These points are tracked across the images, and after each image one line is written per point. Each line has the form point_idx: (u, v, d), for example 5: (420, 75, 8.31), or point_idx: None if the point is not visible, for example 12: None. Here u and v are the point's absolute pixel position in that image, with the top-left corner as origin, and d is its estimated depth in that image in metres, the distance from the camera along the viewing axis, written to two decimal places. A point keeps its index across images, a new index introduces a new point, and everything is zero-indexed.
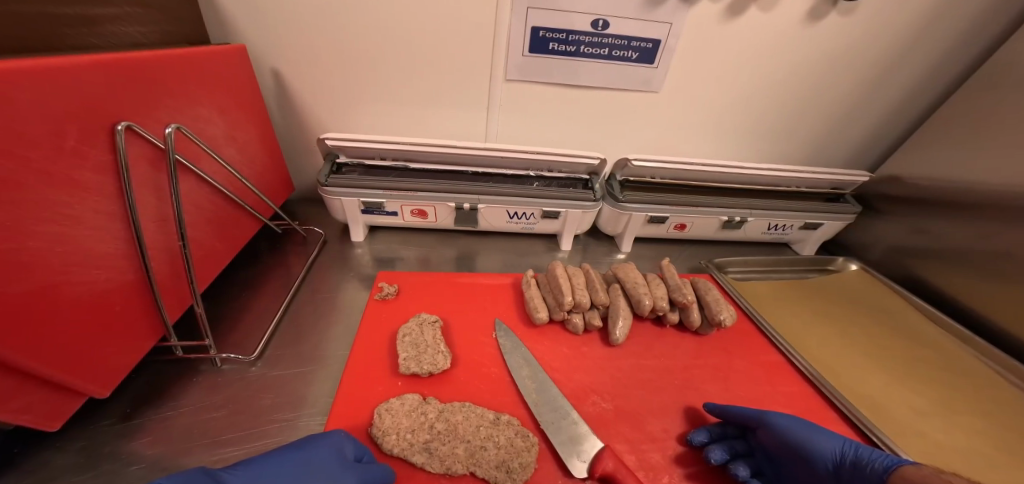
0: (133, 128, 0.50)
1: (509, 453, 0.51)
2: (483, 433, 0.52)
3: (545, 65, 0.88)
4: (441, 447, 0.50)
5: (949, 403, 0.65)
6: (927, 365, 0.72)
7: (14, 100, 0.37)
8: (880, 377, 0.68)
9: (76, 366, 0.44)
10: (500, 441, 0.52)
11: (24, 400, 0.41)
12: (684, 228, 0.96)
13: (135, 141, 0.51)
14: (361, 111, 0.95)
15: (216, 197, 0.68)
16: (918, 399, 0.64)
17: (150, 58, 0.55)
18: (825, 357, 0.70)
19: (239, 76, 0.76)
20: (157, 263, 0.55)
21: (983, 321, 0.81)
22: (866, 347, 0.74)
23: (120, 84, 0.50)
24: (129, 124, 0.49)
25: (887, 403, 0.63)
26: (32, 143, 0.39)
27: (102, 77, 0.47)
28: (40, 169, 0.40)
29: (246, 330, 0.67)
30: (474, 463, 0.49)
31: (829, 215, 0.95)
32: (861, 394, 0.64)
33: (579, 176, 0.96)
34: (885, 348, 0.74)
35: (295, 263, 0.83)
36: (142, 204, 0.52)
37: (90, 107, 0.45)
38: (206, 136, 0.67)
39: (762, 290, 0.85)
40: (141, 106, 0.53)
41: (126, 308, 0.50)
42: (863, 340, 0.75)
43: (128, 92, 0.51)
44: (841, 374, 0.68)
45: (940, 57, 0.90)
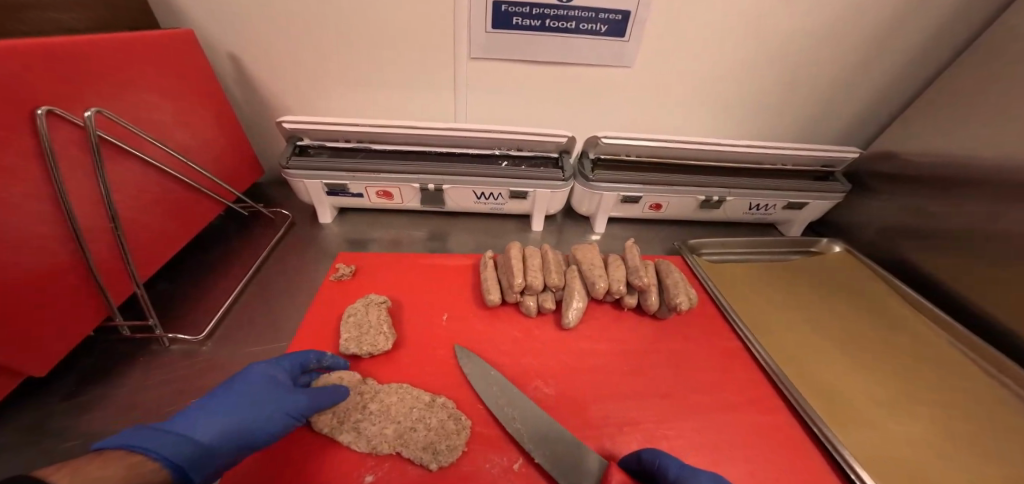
0: (55, 112, 0.50)
1: (439, 435, 0.51)
2: (415, 415, 0.52)
3: (509, 40, 0.84)
4: (371, 426, 0.51)
5: (910, 393, 0.61)
6: (896, 353, 0.67)
7: None
8: (838, 363, 0.64)
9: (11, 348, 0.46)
10: (431, 422, 0.52)
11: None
12: (660, 208, 0.93)
13: (63, 126, 0.52)
14: (326, 92, 0.93)
15: (164, 181, 0.69)
16: (876, 388, 0.61)
17: (71, 41, 0.54)
18: (785, 341, 0.67)
19: (189, 59, 0.75)
20: (96, 247, 0.56)
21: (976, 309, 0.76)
22: (832, 331, 0.70)
23: (35, 69, 0.49)
24: (49, 109, 0.49)
25: (841, 391, 0.60)
26: None
27: (14, 63, 0.47)
28: None
29: (200, 311, 0.67)
30: (404, 444, 0.49)
31: (816, 194, 0.89)
32: (814, 380, 0.61)
33: (549, 155, 0.92)
34: (853, 333, 0.70)
35: (259, 244, 0.83)
36: (73, 189, 0.53)
37: (5, 94, 0.46)
38: (153, 120, 0.67)
39: (734, 272, 0.81)
40: (65, 91, 0.53)
41: (61, 291, 0.51)
42: (828, 323, 0.71)
43: (49, 75, 0.51)
44: (798, 359, 0.64)
45: (949, 19, 0.80)
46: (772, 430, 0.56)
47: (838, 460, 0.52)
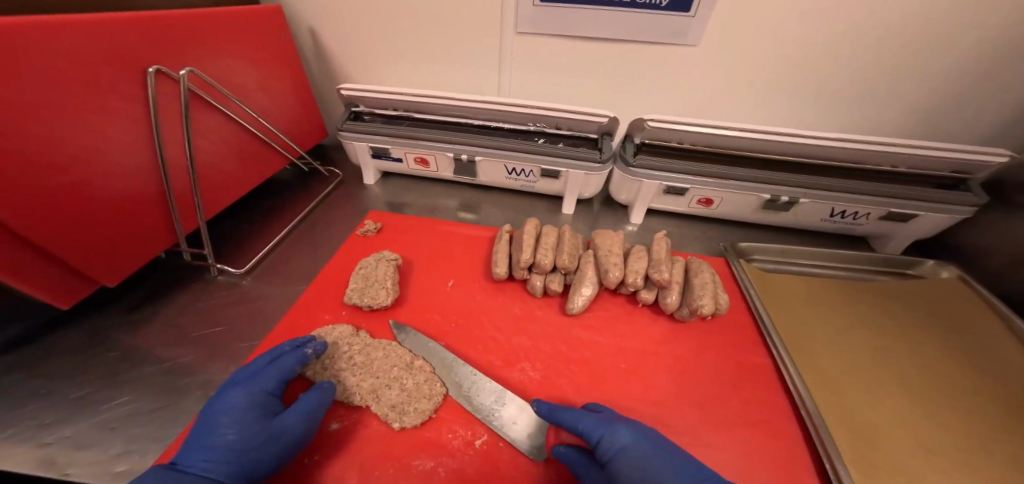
0: (162, 71, 0.61)
1: (409, 397, 0.53)
2: (393, 374, 0.55)
3: (558, 12, 0.79)
4: (351, 376, 0.55)
5: (984, 460, 0.48)
6: (984, 411, 0.53)
7: (53, 40, 0.49)
8: (895, 404, 0.53)
9: (98, 260, 0.57)
10: (406, 384, 0.54)
11: (53, 282, 0.54)
12: (710, 204, 0.81)
13: (166, 82, 0.63)
14: (383, 65, 0.99)
15: (243, 136, 0.80)
16: (936, 443, 0.49)
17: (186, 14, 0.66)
18: (829, 365, 0.57)
19: (275, 32, 0.85)
20: (178, 184, 0.67)
21: None
22: (897, 367, 0.57)
23: (153, 34, 0.61)
24: (157, 68, 0.60)
25: (884, 435, 0.50)
26: (68, 75, 0.51)
27: (136, 29, 0.58)
28: (75, 96, 0.52)
29: (250, 247, 0.77)
30: (377, 399, 0.53)
31: (928, 206, 0.70)
32: (853, 415, 0.51)
33: (589, 136, 0.87)
34: (928, 377, 0.57)
35: (310, 198, 0.92)
36: (168, 135, 0.64)
37: (127, 53, 0.57)
38: (238, 83, 0.78)
39: (791, 285, 0.68)
40: (173, 53, 0.64)
41: (143, 217, 0.63)
42: (895, 358, 0.59)
43: (160, 38, 0.62)
44: (841, 388, 0.54)
45: None
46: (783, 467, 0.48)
47: None
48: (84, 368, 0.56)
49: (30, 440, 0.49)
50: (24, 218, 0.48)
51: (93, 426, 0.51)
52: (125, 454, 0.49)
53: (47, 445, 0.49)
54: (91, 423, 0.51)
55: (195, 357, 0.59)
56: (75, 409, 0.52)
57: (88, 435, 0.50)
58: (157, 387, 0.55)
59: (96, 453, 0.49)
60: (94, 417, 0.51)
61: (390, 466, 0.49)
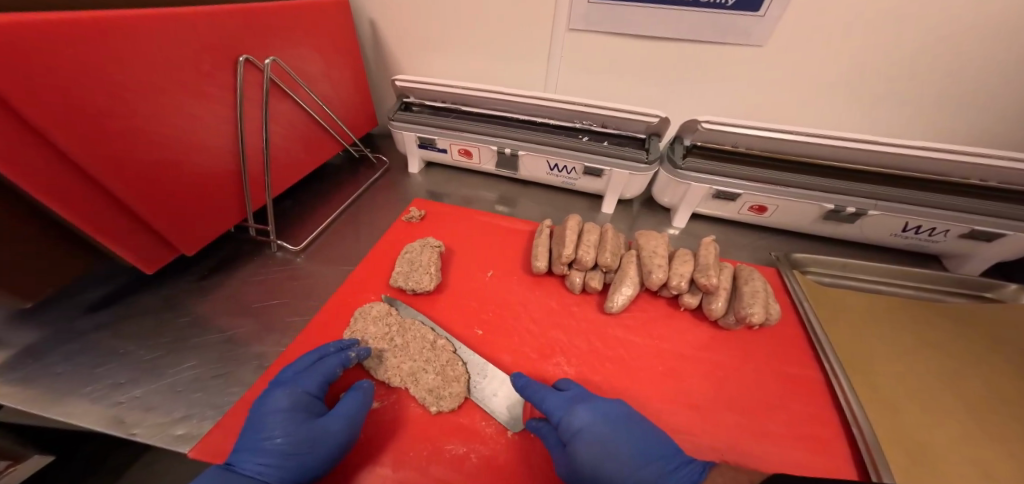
0: (250, 61, 0.68)
1: (444, 381, 0.55)
2: (428, 357, 0.58)
3: (613, 10, 0.78)
4: (391, 358, 0.58)
5: None
6: None
7: (167, 30, 0.55)
8: (967, 435, 0.48)
9: (180, 228, 0.64)
10: (439, 368, 0.56)
11: (144, 246, 0.61)
12: (763, 211, 0.78)
13: (252, 71, 0.70)
14: (435, 58, 1.02)
15: (307, 121, 0.86)
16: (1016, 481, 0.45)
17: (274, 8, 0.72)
18: (890, 384, 0.53)
19: (342, 26, 0.90)
20: (250, 163, 0.74)
21: None
22: (971, 395, 0.52)
23: (246, 26, 0.67)
24: (247, 57, 0.67)
25: (956, 466, 0.45)
26: (176, 62, 0.58)
27: (232, 21, 0.65)
28: (180, 80, 0.59)
29: (304, 227, 0.82)
30: (415, 382, 0.56)
31: (1017, 225, 0.63)
32: (916, 438, 0.47)
33: (636, 134, 0.85)
34: (1007, 409, 0.51)
35: (358, 183, 0.97)
36: (248, 116, 0.71)
37: (223, 43, 0.64)
38: (306, 73, 0.83)
39: (849, 299, 0.64)
40: (259, 44, 0.70)
41: (222, 192, 0.70)
42: (968, 384, 0.54)
43: (251, 31, 0.68)
44: (904, 409, 0.50)
45: None
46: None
47: None
48: (155, 333, 0.62)
49: (106, 398, 0.54)
50: (123, 185, 0.54)
51: (160, 389, 0.55)
52: (187, 417, 0.53)
53: (120, 403, 0.53)
54: (158, 386, 0.56)
55: (251, 329, 0.64)
56: (147, 370, 0.57)
57: (155, 397, 0.54)
58: (217, 356, 0.60)
59: (161, 414, 0.53)
60: (161, 382, 0.56)
61: (427, 447, 0.51)
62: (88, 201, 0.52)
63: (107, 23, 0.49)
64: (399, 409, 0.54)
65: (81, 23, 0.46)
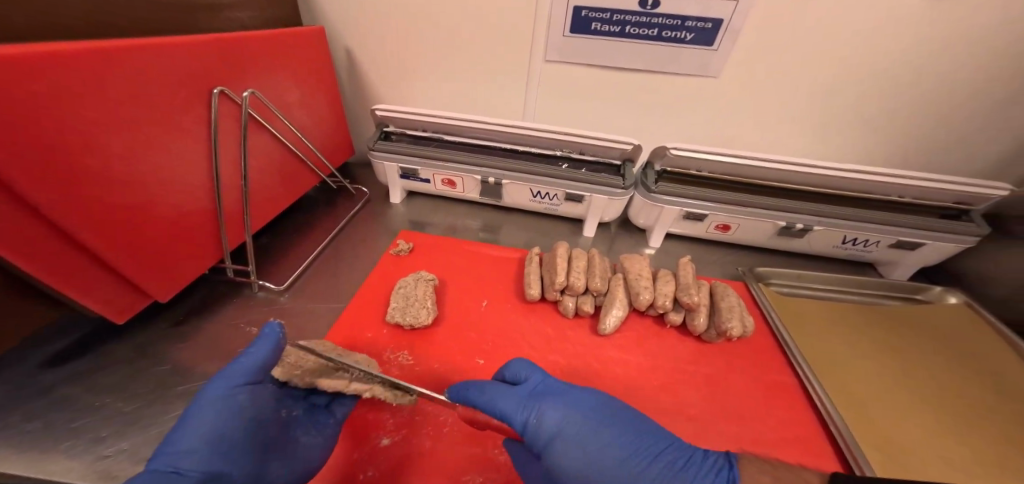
0: (225, 92, 0.66)
1: (372, 398, 0.57)
2: (336, 386, 0.57)
3: (586, 45, 0.85)
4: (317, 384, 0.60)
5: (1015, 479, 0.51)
6: (1007, 431, 0.56)
7: (143, 62, 0.53)
8: (922, 425, 0.56)
9: (154, 273, 0.60)
10: (354, 391, 0.57)
11: (114, 293, 0.57)
12: (727, 229, 0.86)
13: (227, 103, 0.68)
14: (413, 88, 1.04)
15: (284, 153, 0.84)
16: (969, 462, 0.52)
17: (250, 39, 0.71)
18: (852, 385, 0.60)
19: (318, 55, 0.89)
20: (227, 198, 0.71)
21: None
22: (918, 387, 0.61)
23: (221, 57, 0.66)
24: (222, 89, 0.65)
25: (919, 455, 0.52)
26: (151, 97, 0.55)
27: (208, 53, 0.63)
28: (155, 116, 0.56)
29: (285, 264, 0.79)
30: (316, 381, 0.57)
31: (932, 235, 0.75)
32: (883, 433, 0.54)
33: (612, 161, 0.91)
34: (949, 398, 0.60)
35: (339, 215, 0.96)
36: (224, 151, 0.69)
37: (199, 75, 0.62)
38: (282, 103, 0.81)
39: (807, 309, 0.72)
40: (235, 74, 0.69)
41: (198, 232, 0.67)
42: (915, 378, 0.62)
43: (225, 64, 0.66)
44: (869, 408, 0.57)
45: None
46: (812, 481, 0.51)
47: None
48: (130, 383, 0.57)
49: (87, 451, 0.49)
50: (99, 233, 0.51)
51: (149, 438, 0.52)
52: None
53: (104, 457, 0.49)
54: (146, 435, 0.52)
55: None
56: (126, 422, 0.53)
57: (146, 446, 0.51)
58: None
59: None
60: (148, 430, 0.52)
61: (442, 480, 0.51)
62: (58, 251, 0.49)
63: (76, 60, 0.46)
64: (407, 445, 0.55)
65: (56, 67, 0.44)
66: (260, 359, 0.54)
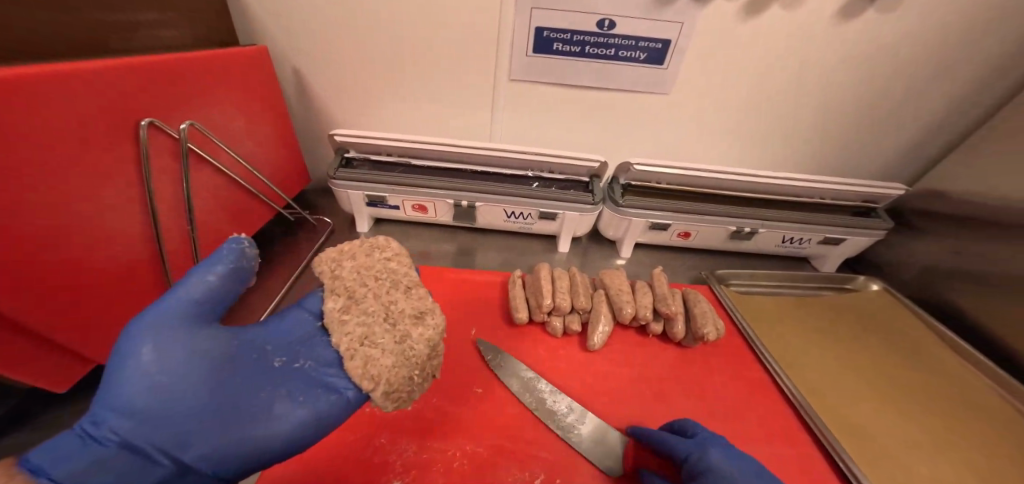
0: (156, 124, 0.57)
1: (392, 374, 0.49)
2: (393, 332, 0.51)
3: (549, 65, 0.87)
4: (353, 307, 0.53)
5: (947, 445, 0.61)
6: (931, 399, 0.68)
7: (52, 97, 0.45)
8: (872, 406, 0.65)
9: (91, 336, 0.52)
10: (399, 351, 0.50)
11: (40, 366, 0.48)
12: (688, 237, 0.93)
13: (159, 136, 0.59)
14: (372, 109, 0.99)
15: (231, 186, 0.76)
16: (911, 433, 0.62)
17: (183, 62, 0.62)
18: (814, 376, 0.68)
19: (263, 76, 0.81)
20: (170, 242, 0.63)
21: (1012, 357, 0.75)
22: (864, 371, 0.70)
23: (150, 84, 0.57)
24: (152, 120, 0.56)
25: (876, 434, 0.61)
26: (65, 137, 0.47)
27: (134, 79, 0.54)
28: (72, 159, 0.48)
29: (249, 309, 0.77)
30: (358, 349, 0.50)
31: (852, 231, 0.87)
32: (843, 417, 0.62)
33: (580, 178, 0.95)
34: (888, 377, 0.70)
35: (304, 248, 0.93)
36: (160, 191, 0.60)
37: (125, 107, 0.53)
38: (226, 132, 0.73)
39: (763, 305, 0.82)
40: (168, 104, 0.60)
41: (139, 284, 0.58)
42: (861, 362, 0.72)
43: (155, 92, 0.58)
44: (830, 396, 0.65)
45: (994, 60, 0.80)
46: (789, 463, 0.58)
47: None
48: None
49: None
50: (13, 301, 0.42)
51: None
52: None
53: None
54: None
55: None
56: None
57: None
58: None
59: None
60: None
61: None
62: None
63: None
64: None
65: None
66: (209, 288, 0.49)
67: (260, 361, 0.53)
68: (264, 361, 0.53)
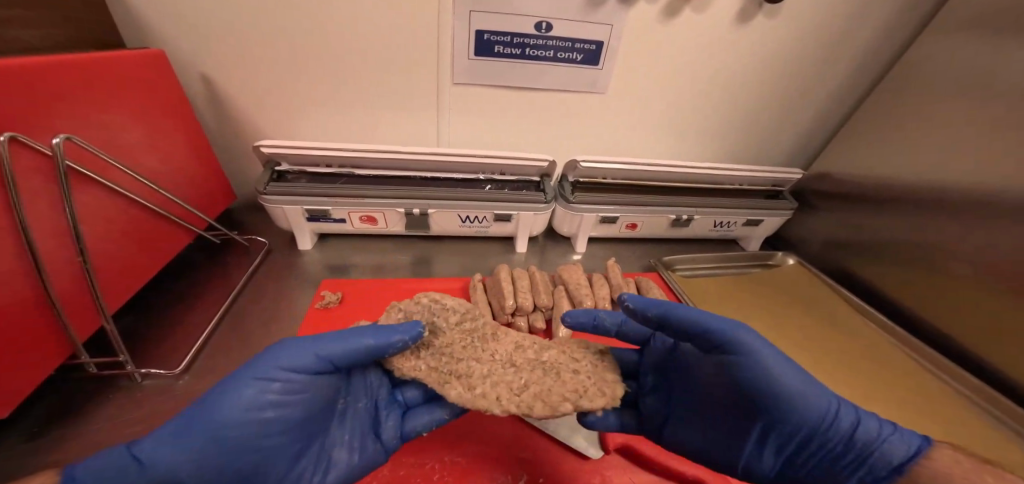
0: (19, 138, 0.46)
1: (575, 389, 0.53)
2: (540, 372, 0.55)
3: (491, 67, 0.87)
4: (496, 374, 0.54)
5: (866, 394, 0.71)
6: (848, 355, 0.78)
7: None
8: (803, 367, 0.74)
9: None
10: (552, 378, 0.55)
11: None
12: (635, 227, 0.99)
13: (23, 153, 0.47)
14: (303, 116, 0.91)
15: (133, 209, 0.64)
16: (835, 387, 0.71)
17: (42, 63, 0.51)
18: None
19: (158, 80, 0.71)
20: (59, 283, 0.51)
21: (896, 307, 0.89)
22: (793, 338, 0.80)
23: (2, 90, 0.46)
24: (13, 134, 0.45)
25: None
26: None
27: None
28: None
29: (175, 343, 0.67)
30: (523, 398, 0.52)
31: (769, 212, 0.99)
32: None
33: (531, 178, 0.96)
34: (812, 340, 0.81)
35: (236, 272, 0.84)
36: (35, 221, 0.49)
37: None
38: (119, 145, 0.62)
39: (705, 285, 0.90)
40: (29, 114, 0.49)
41: (21, 333, 0.47)
42: (791, 330, 0.82)
43: (13, 99, 0.47)
44: None
45: (862, 60, 0.95)
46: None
47: None
48: None
49: None
50: None
51: None
52: None
53: None
54: None
55: None
56: None
57: None
58: None
59: None
60: None
61: None
62: None
63: None
64: None
65: None
66: (355, 352, 0.52)
67: (334, 405, 0.56)
68: (335, 406, 0.56)
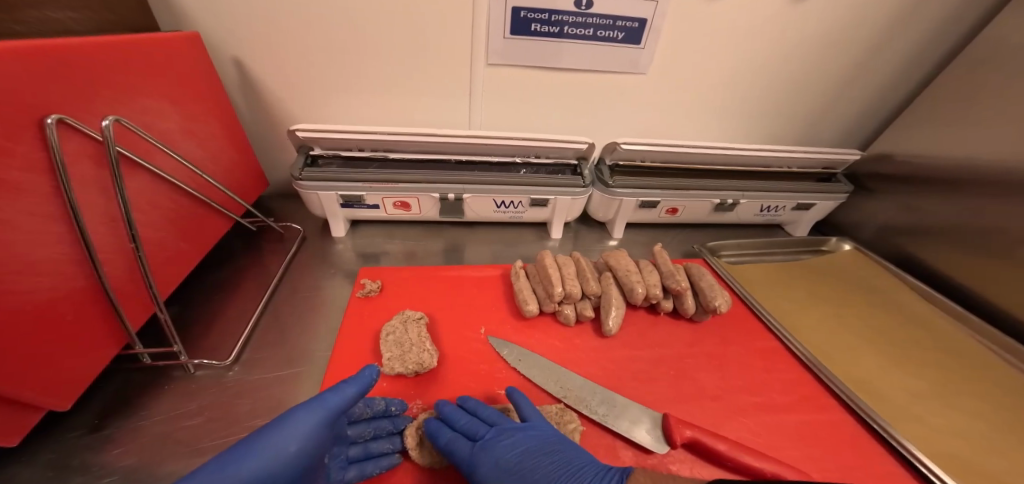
0: (67, 121, 0.44)
1: None
2: None
3: (527, 47, 0.83)
4: None
5: (949, 388, 0.67)
6: (923, 347, 0.74)
7: None
8: (877, 360, 0.70)
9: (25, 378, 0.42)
10: None
11: None
12: (676, 212, 0.94)
13: (72, 137, 0.46)
14: (333, 101, 0.88)
15: (177, 195, 0.63)
16: (916, 382, 0.66)
17: (83, 45, 0.48)
18: (819, 338, 0.72)
19: (194, 64, 0.69)
20: (112, 270, 0.50)
21: (963, 296, 0.84)
22: (861, 329, 0.76)
23: (46, 76, 0.43)
24: (61, 117, 0.43)
25: (886, 386, 0.65)
26: None
27: (24, 68, 0.41)
28: None
29: (223, 332, 0.67)
30: None
31: (822, 195, 0.93)
32: (858, 377, 0.66)
33: (567, 161, 0.92)
34: (885, 333, 0.76)
35: (273, 260, 0.83)
36: (86, 205, 0.47)
37: (13, 97, 0.40)
38: (159, 130, 0.61)
39: (754, 273, 0.86)
40: (71, 96, 0.46)
41: (78, 319, 0.47)
42: (858, 321, 0.77)
43: (57, 79, 0.45)
44: (839, 357, 0.70)
45: (930, 32, 0.87)
46: (827, 434, 0.59)
47: (903, 454, 0.56)
48: None
49: None
50: None
51: None
52: None
53: None
54: None
55: None
56: None
57: None
58: None
59: None
60: None
61: None
62: None
63: None
64: None
65: None
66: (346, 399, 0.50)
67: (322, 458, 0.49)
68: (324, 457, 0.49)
